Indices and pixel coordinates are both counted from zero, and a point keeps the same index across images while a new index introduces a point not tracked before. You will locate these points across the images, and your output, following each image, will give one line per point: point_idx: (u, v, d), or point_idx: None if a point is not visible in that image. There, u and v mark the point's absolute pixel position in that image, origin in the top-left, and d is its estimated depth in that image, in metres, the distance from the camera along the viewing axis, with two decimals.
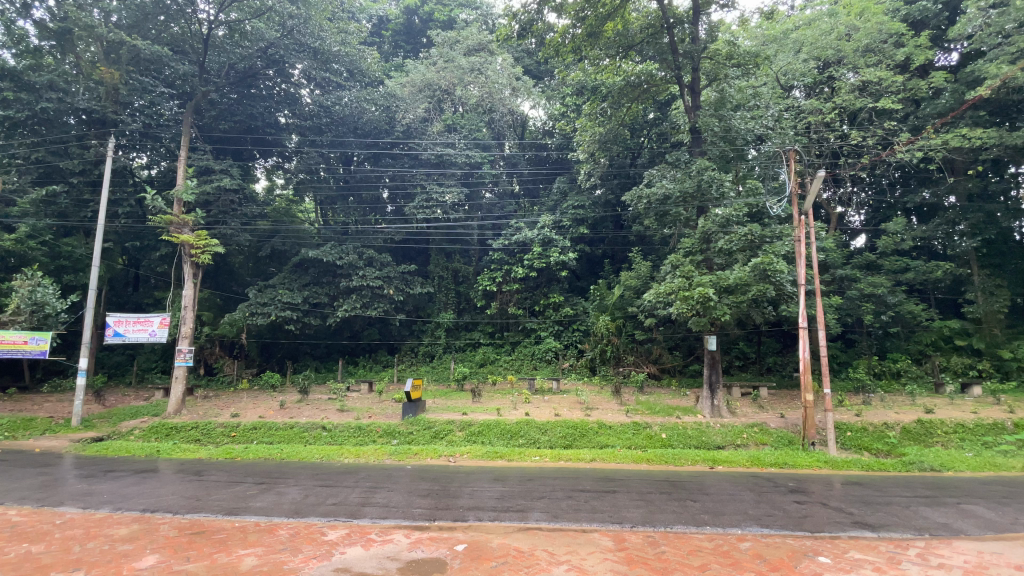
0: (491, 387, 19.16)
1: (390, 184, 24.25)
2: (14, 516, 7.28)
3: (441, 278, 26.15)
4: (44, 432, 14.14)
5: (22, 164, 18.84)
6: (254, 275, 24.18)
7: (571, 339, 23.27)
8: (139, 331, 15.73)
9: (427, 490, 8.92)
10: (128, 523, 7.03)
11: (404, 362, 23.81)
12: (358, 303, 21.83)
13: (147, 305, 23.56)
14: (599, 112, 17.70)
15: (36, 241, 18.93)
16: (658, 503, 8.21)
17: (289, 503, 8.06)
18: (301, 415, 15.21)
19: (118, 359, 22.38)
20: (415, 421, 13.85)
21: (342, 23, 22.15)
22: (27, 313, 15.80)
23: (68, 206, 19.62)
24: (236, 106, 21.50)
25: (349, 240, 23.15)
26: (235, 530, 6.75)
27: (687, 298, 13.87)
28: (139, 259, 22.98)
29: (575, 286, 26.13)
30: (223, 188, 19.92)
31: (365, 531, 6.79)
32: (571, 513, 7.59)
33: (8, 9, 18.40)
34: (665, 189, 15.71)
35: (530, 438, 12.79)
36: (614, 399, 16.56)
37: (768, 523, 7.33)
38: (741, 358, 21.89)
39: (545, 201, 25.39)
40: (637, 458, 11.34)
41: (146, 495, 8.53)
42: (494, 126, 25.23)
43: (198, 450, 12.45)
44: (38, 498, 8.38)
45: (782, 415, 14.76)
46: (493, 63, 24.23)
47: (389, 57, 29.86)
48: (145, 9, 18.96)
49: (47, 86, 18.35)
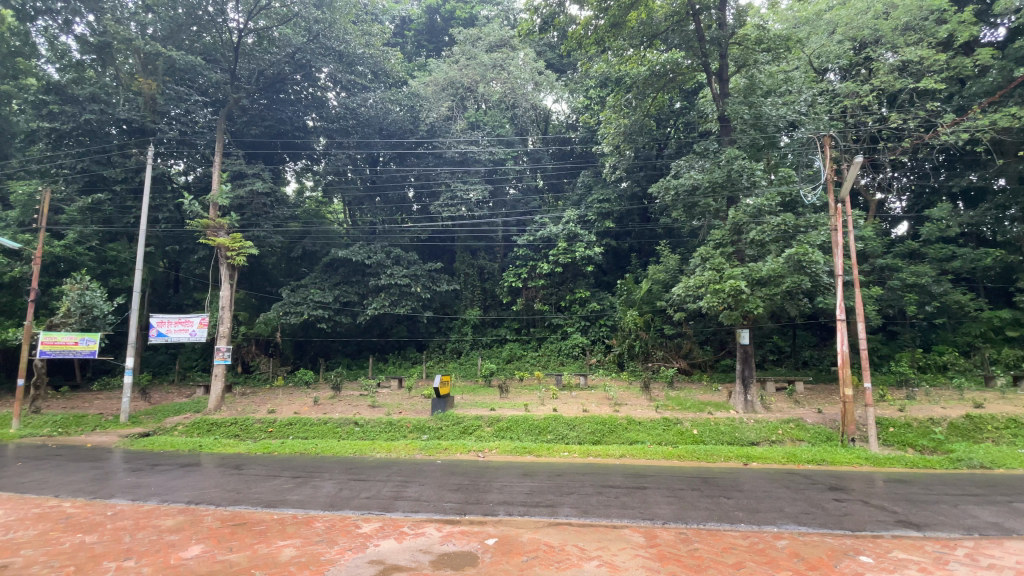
0: (519, 382, 19.26)
1: (415, 183, 24.33)
2: (68, 508, 7.71)
3: (467, 275, 26.37)
4: (95, 428, 14.95)
5: (69, 174, 19.61)
6: (286, 276, 24.90)
7: (598, 334, 23.04)
8: (180, 331, 16.30)
9: (457, 484, 9.04)
10: (174, 514, 7.35)
11: (432, 359, 24.17)
12: (386, 301, 22.10)
13: (187, 306, 24.44)
14: (624, 104, 17.34)
15: (85, 247, 19.93)
16: (690, 500, 8.08)
17: (323, 496, 8.28)
18: (334, 411, 15.59)
19: (161, 358, 23.39)
20: (444, 416, 13.99)
21: (366, 25, 22.68)
22: (77, 315, 16.58)
23: (112, 213, 20.43)
24: (265, 112, 22.01)
25: (376, 239, 23.47)
26: (275, 522, 6.97)
27: (718, 291, 13.44)
28: (178, 262, 23.90)
29: (602, 280, 25.72)
30: (256, 192, 20.47)
31: (398, 524, 6.91)
32: (600, 509, 7.54)
33: (51, 25, 19.73)
34: (693, 180, 15.24)
35: (559, 433, 12.76)
36: (643, 395, 16.32)
37: (806, 521, 7.12)
38: (775, 352, 21.28)
39: (570, 196, 24.89)
40: (667, 454, 11.18)
41: (190, 488, 8.92)
42: (517, 121, 24.88)
43: (237, 445, 12.92)
44: (90, 490, 8.85)
45: (819, 411, 14.26)
46: (515, 59, 24.16)
47: (411, 57, 30.24)
48: (178, 21, 19.70)
49: (89, 98, 19.31)
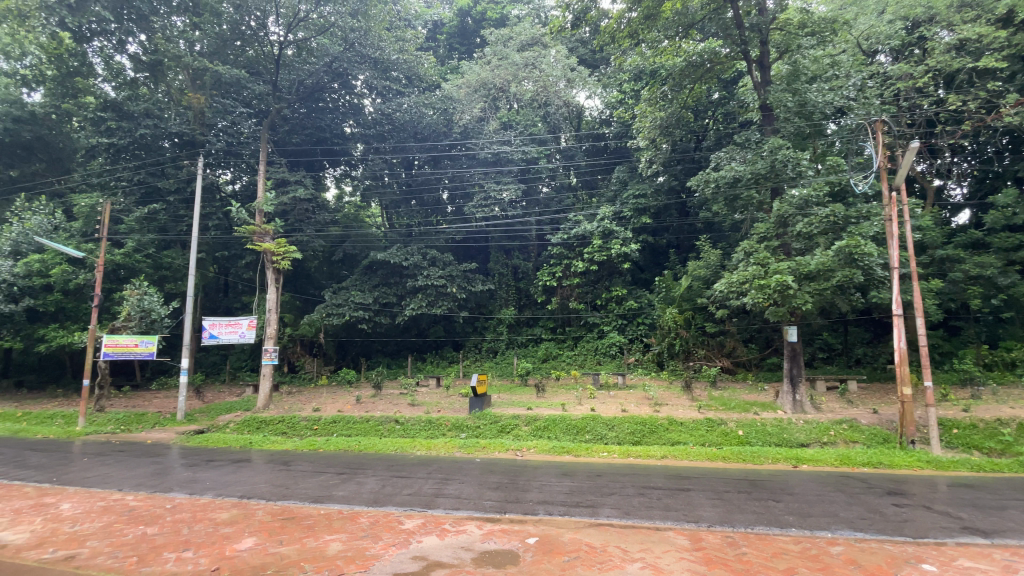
0: (555, 382, 19.13)
1: (450, 184, 24.60)
2: (132, 501, 8.20)
3: (501, 274, 26.59)
4: (154, 425, 15.86)
5: (127, 186, 20.91)
6: (329, 279, 25.75)
7: (636, 333, 22.67)
8: (230, 333, 17.01)
9: (496, 482, 9.08)
10: (228, 508, 7.70)
11: (469, 359, 24.37)
12: (424, 302, 22.44)
13: (236, 309, 25.53)
14: (660, 97, 17.02)
15: (142, 254, 21.16)
16: (736, 503, 7.81)
17: (367, 492, 8.48)
18: (376, 409, 15.96)
19: (213, 359, 24.57)
20: (481, 415, 14.07)
21: (399, 31, 23.14)
22: (137, 319, 17.60)
23: (167, 221, 21.62)
24: (305, 121, 22.88)
25: (413, 241, 23.87)
26: (322, 517, 7.18)
27: (763, 287, 12.93)
28: (228, 267, 25.07)
29: (639, 278, 25.34)
30: (298, 199, 21.14)
31: (439, 521, 7.00)
32: (642, 511, 7.40)
33: (105, 45, 20.72)
34: (734, 172, 14.73)
35: (597, 433, 12.62)
36: (684, 395, 15.90)
37: (862, 526, 6.76)
38: (825, 350, 20.35)
39: (604, 193, 24.57)
40: (711, 456, 10.88)
41: (242, 483, 9.32)
42: (550, 119, 24.62)
43: (285, 442, 13.42)
44: (151, 484, 9.39)
45: (875, 411, 13.56)
46: (547, 56, 24.08)
47: (444, 61, 30.52)
48: (223, 36, 20.83)
49: (144, 113, 20.42)
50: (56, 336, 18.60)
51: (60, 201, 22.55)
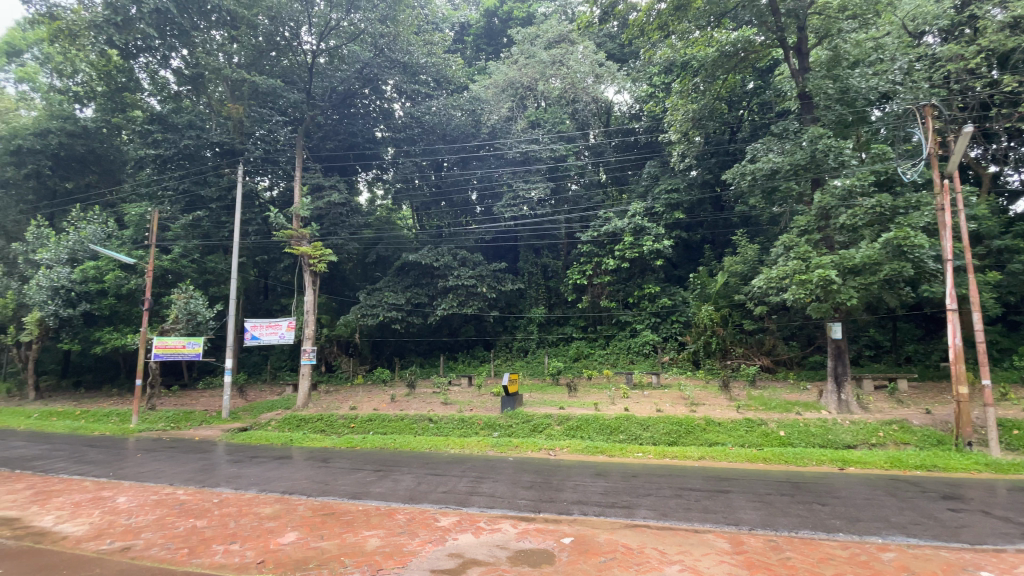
0: (588, 382, 18.99)
1: (478, 185, 24.67)
2: (182, 495, 8.59)
3: (531, 274, 26.55)
4: (201, 423, 16.60)
5: (173, 195, 21.94)
6: (363, 280, 26.36)
7: (670, 331, 22.28)
8: (271, 334, 17.58)
9: (530, 482, 9.07)
10: (271, 503, 7.96)
11: (500, 358, 24.47)
12: (454, 302, 22.66)
13: (276, 311, 26.41)
14: (692, 88, 16.63)
15: (188, 259, 22.15)
16: (779, 506, 7.54)
17: (403, 490, 8.62)
18: (410, 408, 16.21)
19: (255, 360, 25.50)
20: (514, 414, 14.09)
21: (428, 35, 23.64)
22: (184, 321, 18.42)
23: (210, 228, 22.54)
24: (338, 127, 23.47)
25: (443, 242, 24.15)
26: (360, 513, 7.34)
27: (804, 282, 12.45)
28: (267, 270, 25.95)
29: (672, 275, 24.80)
30: (333, 203, 21.64)
31: (474, 519, 7.04)
32: (680, 513, 7.25)
33: (151, 61, 21.84)
34: (771, 163, 14.22)
35: (632, 433, 12.43)
36: (722, 395, 15.48)
37: (916, 532, 6.42)
38: (872, 347, 19.53)
39: (635, 188, 24.18)
40: (752, 457, 10.55)
41: (284, 479, 9.64)
42: (579, 116, 24.61)
43: (324, 439, 13.79)
44: (199, 480, 9.81)
45: (928, 411, 12.87)
46: (575, 53, 23.74)
47: (472, 62, 30.81)
48: (259, 48, 21.73)
49: (187, 125, 21.38)
50: (111, 338, 19.67)
51: (112, 210, 23.83)
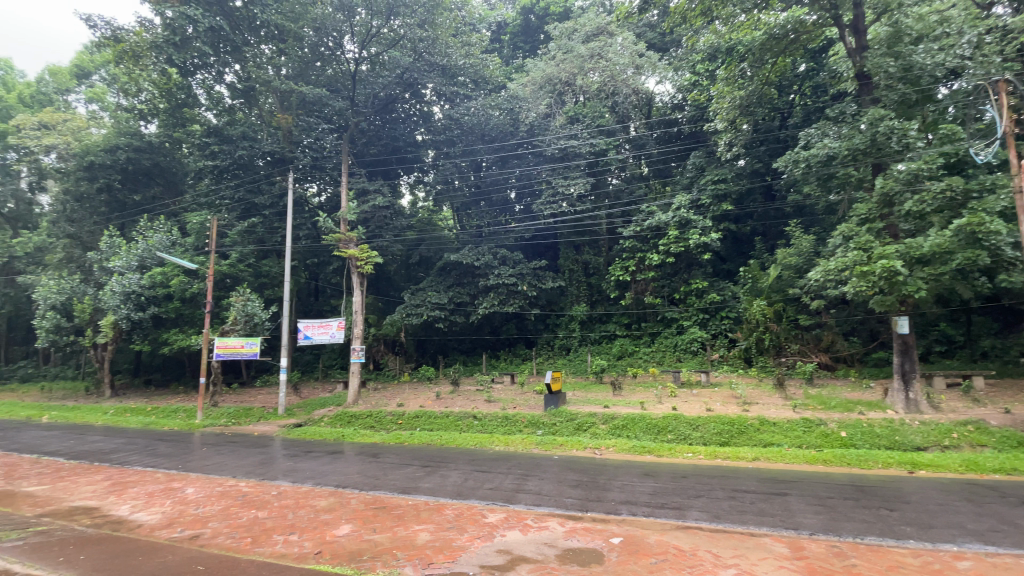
0: (633, 380, 18.73)
1: (517, 184, 24.46)
2: (244, 487, 9.08)
3: (572, 271, 26.04)
4: (259, 419, 17.48)
5: (229, 203, 23.22)
6: (407, 281, 26.99)
7: (719, 327, 21.58)
8: (322, 333, 18.26)
9: (577, 480, 9.01)
10: (326, 496, 8.28)
11: (542, 356, 24.45)
12: (495, 300, 22.79)
13: (326, 312, 27.46)
14: (738, 75, 16.10)
15: (245, 264, 23.35)
16: (842, 510, 7.14)
17: (451, 485, 8.76)
18: (455, 405, 16.44)
19: (307, 359, 26.59)
20: (558, 412, 14.03)
21: (465, 36, 23.83)
22: (242, 322, 19.46)
23: (264, 234, 23.70)
24: (381, 131, 24.13)
25: (483, 241, 24.66)
26: (410, 508, 7.51)
27: (866, 274, 11.71)
28: (317, 273, 26.97)
29: (720, 269, 23.93)
30: (377, 206, 22.22)
31: (522, 516, 7.06)
32: (734, 515, 7.00)
33: (208, 77, 23.26)
34: (827, 149, 13.97)
35: (680, 433, 12.08)
36: (777, 393, 14.80)
37: (997, 540, 5.92)
38: (943, 342, 18.14)
39: (679, 180, 23.54)
40: (810, 458, 10.09)
41: (337, 473, 10.01)
42: (619, 109, 24.02)
43: (373, 435, 14.23)
44: (259, 473, 10.33)
45: (1009, 411, 11.85)
46: (614, 45, 23.36)
47: (509, 60, 30.92)
48: (305, 59, 22.89)
49: (241, 136, 22.68)
50: (177, 339, 21.02)
51: (175, 220, 25.42)
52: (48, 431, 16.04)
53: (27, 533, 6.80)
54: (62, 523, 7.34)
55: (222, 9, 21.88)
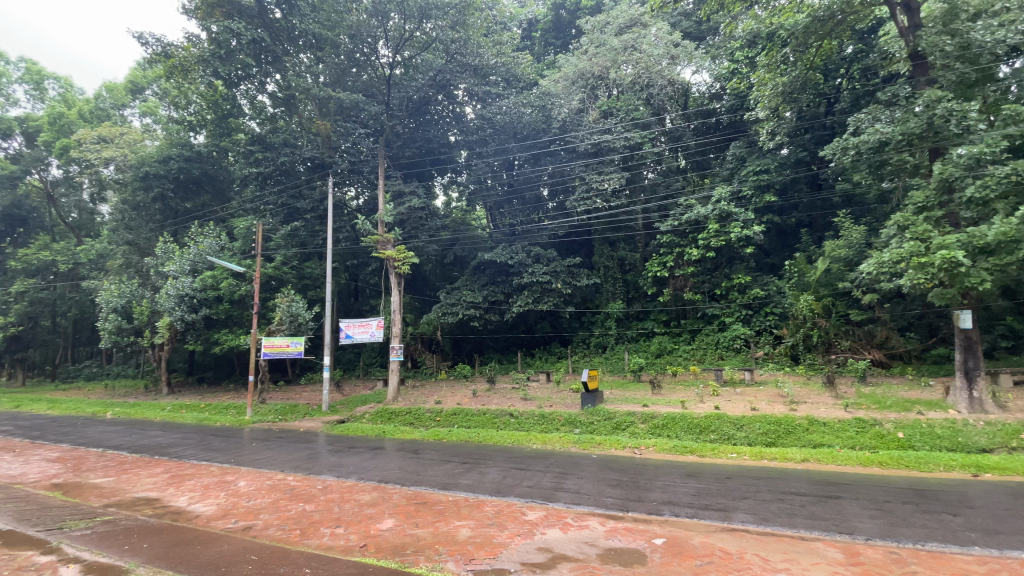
0: (672, 378, 18.36)
1: (550, 181, 24.62)
2: (292, 481, 9.43)
3: (607, 267, 25.69)
4: (304, 415, 18.11)
5: (273, 208, 24.15)
6: (443, 280, 27.36)
7: (763, 324, 20.82)
8: (363, 332, 18.66)
9: (616, 480, 8.90)
10: (369, 491, 8.50)
11: (578, 354, 24.27)
12: (530, 298, 22.82)
13: (366, 312, 28.15)
14: (780, 60, 15.41)
15: (289, 266, 24.26)
16: (901, 515, 6.77)
17: (490, 482, 8.84)
18: (491, 403, 16.57)
19: (349, 357, 27.37)
20: (595, 411, 13.87)
21: (497, 35, 24.08)
22: (287, 323, 20.21)
23: (305, 237, 24.55)
24: (415, 133, 24.35)
25: (517, 240, 24.50)
26: (451, 504, 7.61)
27: (924, 266, 11.08)
28: (356, 274, 27.68)
29: (763, 263, 23.15)
30: (413, 208, 22.61)
31: (562, 514, 7.04)
32: (783, 518, 6.75)
33: (250, 88, 24.21)
34: (879, 134, 12.95)
35: (723, 433, 11.75)
36: (827, 392, 14.16)
37: None
38: (1010, 337, 16.93)
39: (719, 171, 22.93)
40: (864, 460, 9.63)
41: (379, 468, 10.25)
42: (654, 101, 23.54)
43: (413, 432, 14.50)
44: (305, 467, 10.72)
45: None
46: (647, 36, 23.03)
47: (541, 57, 30.77)
48: (342, 66, 23.28)
49: (283, 143, 23.57)
50: (227, 339, 22.04)
51: (223, 225, 26.62)
52: (113, 426, 17.14)
53: (96, 522, 7.28)
54: (127, 513, 7.82)
55: (263, 22, 23.22)
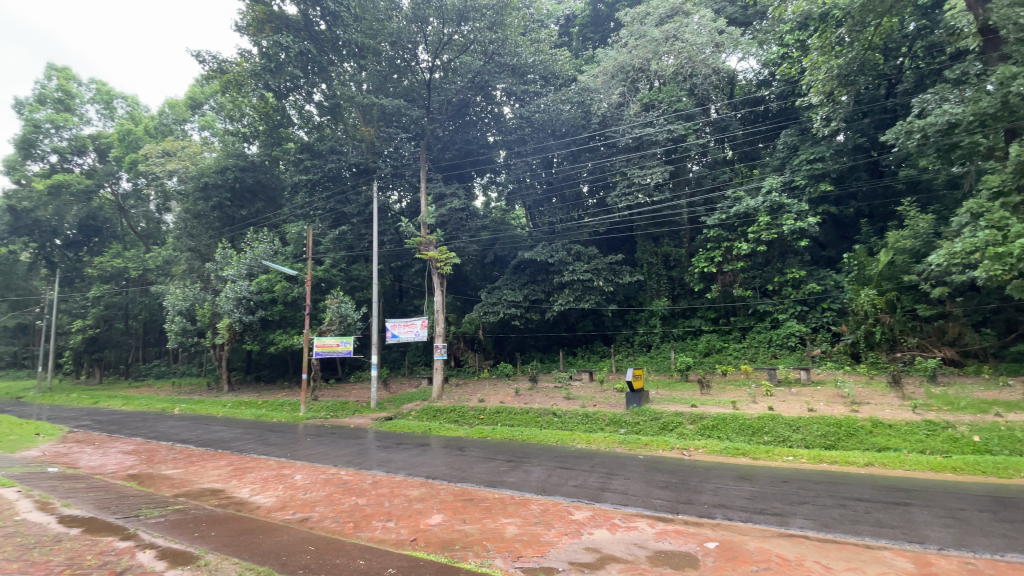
0: (722, 378, 17.74)
1: (589, 177, 24.27)
2: (345, 475, 9.79)
3: (651, 264, 25.22)
4: (354, 412, 18.76)
5: (322, 213, 25.13)
6: (484, 280, 27.63)
7: (820, 320, 19.82)
8: (408, 331, 19.06)
9: (664, 481, 8.72)
10: (418, 486, 8.71)
11: (622, 352, 23.91)
12: (571, 296, 22.65)
13: (410, 312, 28.80)
14: (835, 41, 14.59)
15: (337, 269, 25.15)
16: (977, 523, 6.29)
17: (535, 481, 8.87)
18: (534, 401, 16.61)
19: (394, 356, 28.12)
20: (640, 411, 13.62)
21: (534, 33, 23.98)
22: (337, 323, 20.97)
23: (353, 240, 25.40)
24: (454, 136, 24.75)
25: (556, 238, 24.16)
26: (497, 501, 7.68)
27: (1001, 256, 10.33)
28: (400, 275, 28.39)
29: (819, 256, 22.04)
30: (454, 209, 22.95)
31: (609, 514, 6.97)
32: (845, 525, 6.41)
33: (299, 98, 25.18)
34: (948, 115, 12.27)
35: (778, 435, 11.26)
36: (893, 392, 13.29)
37: None
38: None
39: (770, 161, 21.96)
40: (935, 465, 8.99)
41: (426, 464, 10.48)
42: (697, 91, 22.70)
43: (457, 429, 14.73)
44: (356, 462, 11.10)
45: None
46: (690, 25, 22.35)
47: (579, 53, 30.44)
48: (383, 73, 23.59)
49: (330, 151, 24.44)
50: (281, 339, 23.12)
51: (276, 231, 27.94)
52: (180, 421, 18.34)
53: (168, 511, 7.82)
54: (195, 502, 8.35)
55: (310, 34, 24.42)
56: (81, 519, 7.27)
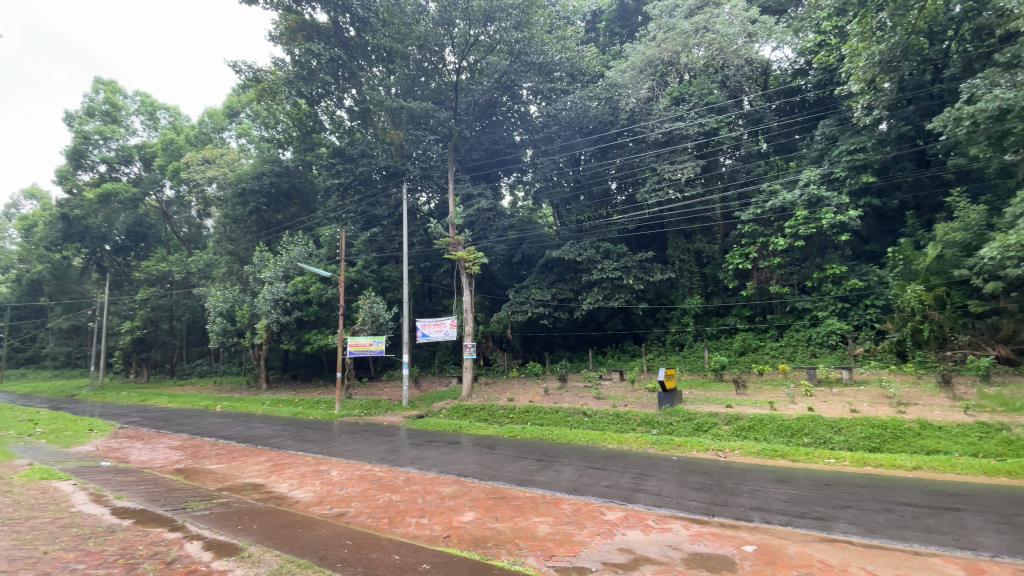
0: (758, 377, 17.26)
1: (617, 174, 23.89)
2: (379, 472, 9.99)
3: (682, 261, 24.74)
4: (386, 410, 19.12)
5: (353, 216, 25.71)
6: (512, 279, 27.69)
7: (863, 318, 19.03)
8: (438, 331, 19.20)
9: (700, 483, 8.56)
10: (450, 484, 8.82)
11: (653, 352, 23.55)
12: (600, 295, 22.44)
13: (440, 311, 29.12)
14: (876, 26, 13.97)
15: (369, 270, 25.67)
16: None
17: (567, 480, 8.84)
18: (564, 400, 16.57)
19: (425, 355, 28.50)
20: (673, 412, 13.39)
21: (560, 31, 23.59)
22: (369, 323, 21.41)
23: (383, 241, 25.88)
24: (482, 137, 24.93)
25: (584, 236, 23.95)
26: (529, 500, 7.70)
27: None
28: (429, 275, 28.74)
29: (861, 251, 21.16)
30: (481, 209, 23.09)
31: (642, 516, 6.88)
32: (891, 530, 6.15)
33: (331, 104, 25.91)
34: (1000, 101, 11.54)
35: (819, 437, 10.89)
36: (943, 393, 12.64)
37: None
38: None
39: (807, 153, 21.27)
40: (990, 469, 8.53)
41: (458, 462, 10.59)
42: (730, 83, 22.12)
43: (488, 428, 14.82)
44: (390, 459, 11.31)
45: None
46: (720, 15, 21.82)
47: (605, 48, 30.12)
48: (411, 77, 24.01)
49: (360, 155, 24.98)
50: (316, 339, 23.77)
51: (310, 233, 28.73)
52: (222, 418, 19.07)
53: (213, 504, 8.16)
54: (237, 496, 8.68)
55: (340, 41, 25.11)
56: (134, 510, 7.67)
